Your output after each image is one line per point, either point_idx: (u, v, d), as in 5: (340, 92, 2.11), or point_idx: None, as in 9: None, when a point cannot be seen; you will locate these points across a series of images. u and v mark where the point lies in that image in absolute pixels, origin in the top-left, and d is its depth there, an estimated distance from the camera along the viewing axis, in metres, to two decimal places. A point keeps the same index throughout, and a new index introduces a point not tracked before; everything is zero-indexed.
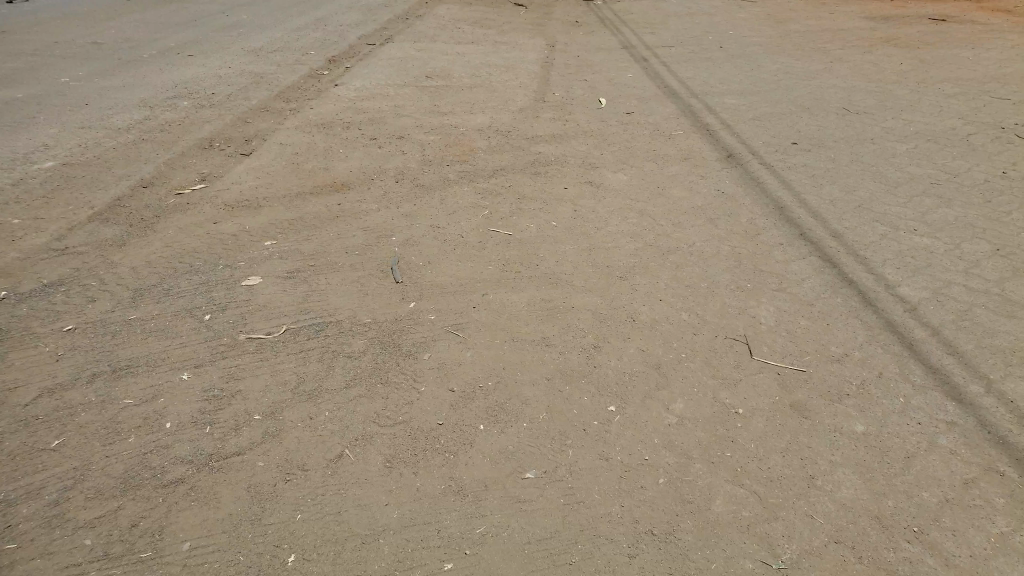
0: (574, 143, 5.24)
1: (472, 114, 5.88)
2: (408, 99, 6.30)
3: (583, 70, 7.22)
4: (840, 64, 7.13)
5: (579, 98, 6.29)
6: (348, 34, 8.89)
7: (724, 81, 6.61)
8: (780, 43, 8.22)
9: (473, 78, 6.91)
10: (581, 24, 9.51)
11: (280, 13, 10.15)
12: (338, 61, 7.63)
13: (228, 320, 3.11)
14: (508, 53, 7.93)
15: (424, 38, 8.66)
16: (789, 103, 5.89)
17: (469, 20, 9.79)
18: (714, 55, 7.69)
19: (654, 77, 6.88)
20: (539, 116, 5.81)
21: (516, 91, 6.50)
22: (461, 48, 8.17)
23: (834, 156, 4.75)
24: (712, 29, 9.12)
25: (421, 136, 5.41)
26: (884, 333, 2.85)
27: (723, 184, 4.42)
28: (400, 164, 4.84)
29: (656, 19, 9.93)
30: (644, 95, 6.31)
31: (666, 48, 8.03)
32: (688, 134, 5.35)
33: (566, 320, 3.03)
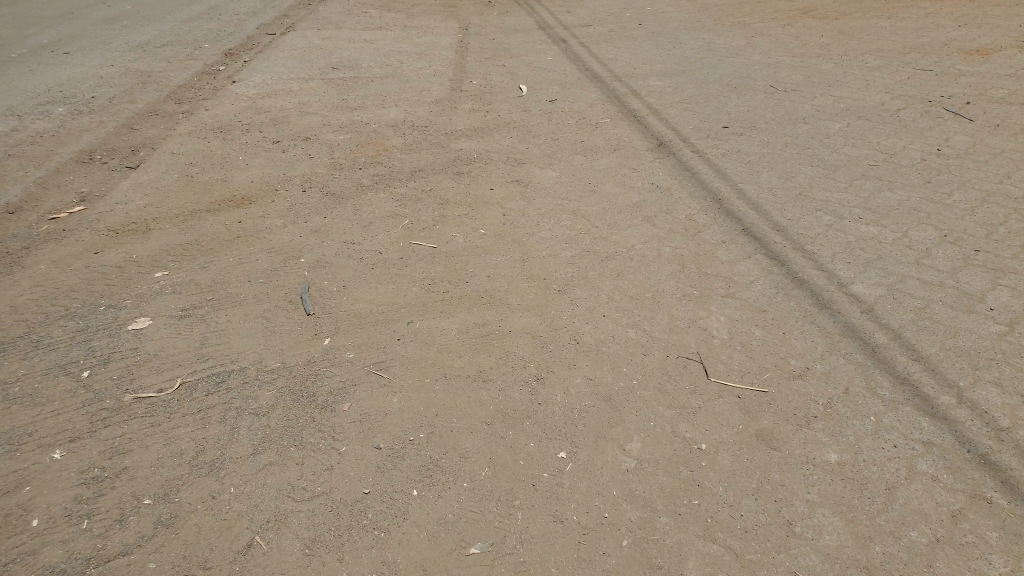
0: (496, 137, 4.91)
1: (384, 108, 5.46)
2: (313, 95, 5.82)
3: (499, 54, 6.87)
4: (761, 39, 7.03)
5: (498, 86, 5.94)
6: (245, 24, 8.26)
7: (647, 62, 6.38)
8: (700, 18, 8.04)
9: (384, 69, 6.45)
10: (494, 4, 9.12)
11: (169, 1, 9.38)
12: (236, 55, 7.04)
13: (112, 375, 2.66)
14: (420, 39, 7.50)
15: (329, 25, 8.13)
16: (715, 83, 5.72)
17: (377, 3, 9.26)
18: (634, 32, 7.43)
19: (575, 60, 6.58)
20: (457, 107, 5.45)
21: (431, 81, 6.10)
22: (369, 34, 7.69)
23: (767, 139, 4.60)
24: (629, 5, 8.88)
25: (330, 135, 4.96)
26: (845, 340, 2.65)
27: (656, 179, 4.19)
28: (308, 171, 4.39)
29: None
30: (566, 80, 6.01)
31: (584, 27, 7.74)
32: (615, 122, 5.09)
33: (504, 349, 2.70)
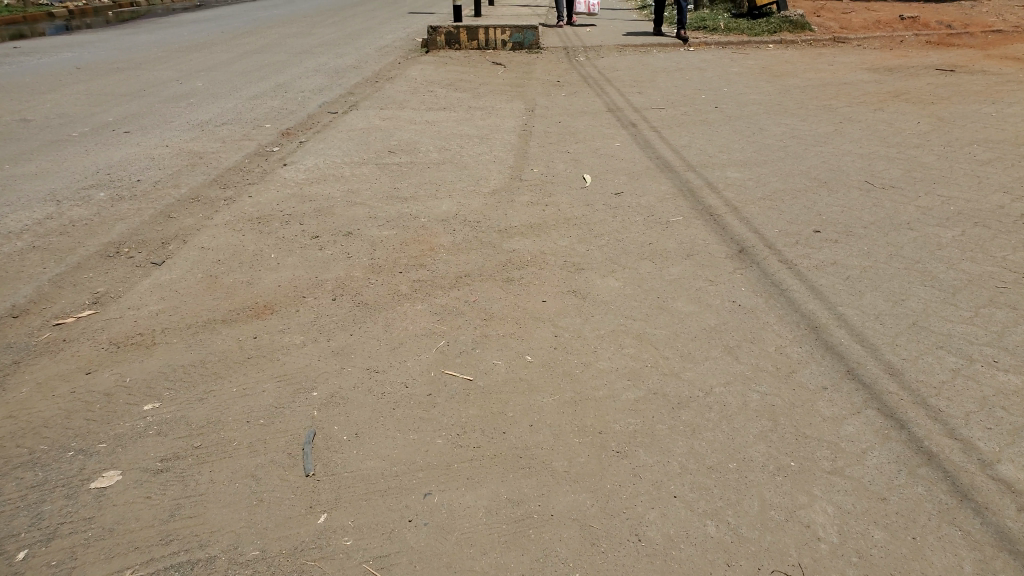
0: (553, 233, 4.39)
1: (436, 199, 5.02)
2: (365, 180, 5.44)
3: (565, 140, 6.46)
4: (851, 126, 6.55)
5: (563, 176, 5.49)
6: (308, 99, 8.07)
7: (729, 150, 5.90)
8: (781, 102, 7.54)
9: (443, 152, 6.14)
10: (562, 84, 8.81)
11: (236, 76, 9.32)
12: (293, 133, 6.79)
13: (53, 556, 2.09)
14: (484, 121, 7.18)
15: (392, 104, 7.89)
16: (803, 178, 5.15)
17: (443, 81, 9.06)
18: (710, 119, 6.97)
19: (646, 148, 6.12)
20: (514, 199, 5.00)
21: (492, 168, 5.71)
22: (432, 115, 7.40)
23: (869, 247, 3.99)
24: (704, 85, 8.44)
25: (375, 230, 4.49)
26: (1001, 560, 2.07)
27: (741, 298, 3.53)
28: (342, 274, 3.91)
29: (642, 75, 9.27)
30: (636, 170, 5.53)
31: (656, 113, 7.34)
32: (689, 223, 4.50)
33: (542, 546, 2.11)
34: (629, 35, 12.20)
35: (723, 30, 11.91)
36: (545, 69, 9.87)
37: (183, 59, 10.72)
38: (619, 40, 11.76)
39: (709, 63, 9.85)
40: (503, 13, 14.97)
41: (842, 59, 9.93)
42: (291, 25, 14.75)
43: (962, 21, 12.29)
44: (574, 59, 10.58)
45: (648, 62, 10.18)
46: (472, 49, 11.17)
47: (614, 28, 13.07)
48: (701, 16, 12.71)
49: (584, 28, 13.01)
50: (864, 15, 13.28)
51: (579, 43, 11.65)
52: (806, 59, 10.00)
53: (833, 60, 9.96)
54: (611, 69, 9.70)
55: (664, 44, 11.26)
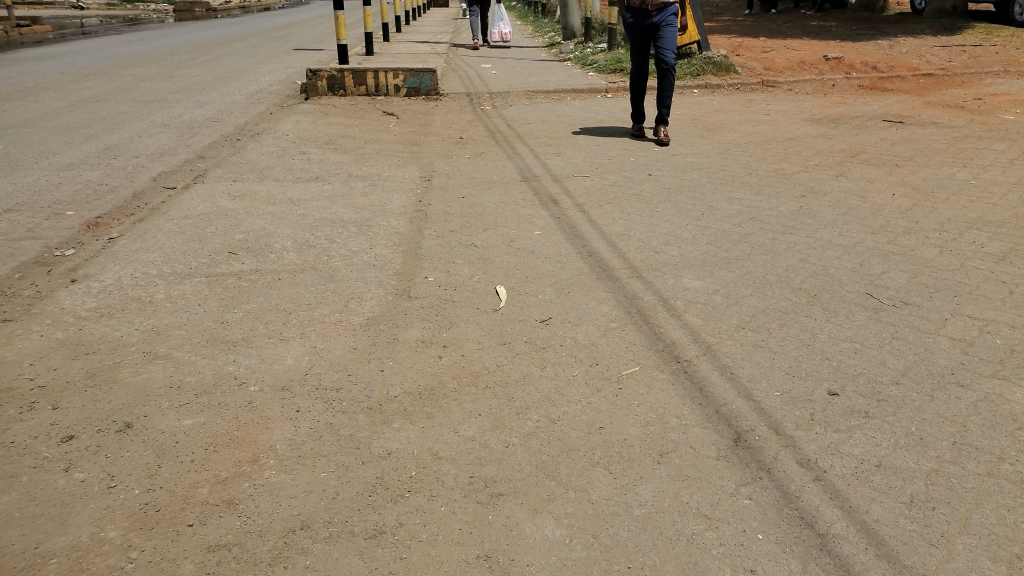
0: (449, 408, 2.90)
1: (284, 340, 3.47)
2: (179, 312, 3.75)
3: (470, 229, 5.04)
4: (815, 202, 5.43)
5: (466, 291, 4.04)
6: (140, 170, 6.32)
7: (678, 246, 4.65)
8: (724, 166, 6.38)
9: (304, 250, 4.59)
10: (465, 145, 7.41)
11: (53, 137, 7.42)
12: (103, 224, 5.04)
13: None
14: (366, 198, 5.66)
15: (250, 175, 6.26)
16: (785, 295, 3.91)
17: (320, 140, 7.48)
18: (645, 193, 5.71)
19: (575, 242, 4.75)
20: (400, 336, 3.51)
21: (369, 280, 4.18)
22: (298, 190, 5.81)
23: (916, 432, 2.70)
24: (633, 144, 7.28)
25: (175, 419, 2.87)
26: None
27: (762, 565, 2.13)
28: (82, 538, 2.28)
29: (558, 130, 7.98)
30: (563, 282, 4.14)
31: (578, 183, 6.02)
32: (648, 381, 3.10)
33: None
34: (538, 79, 10.97)
35: None
36: (445, 121, 8.51)
37: None
38: (529, 85, 10.50)
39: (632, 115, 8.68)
40: (399, 50, 13.49)
41: (778, 108, 8.97)
42: (149, 66, 12.75)
43: (884, 63, 11.66)
44: (478, 108, 9.22)
45: (563, 113, 8.94)
46: (360, 94, 9.66)
47: (521, 70, 11.83)
48: (617, 57, 11.62)
49: (488, 70, 11.73)
50: (786, 55, 12.58)
51: (483, 88, 10.33)
52: (739, 108, 9.01)
53: (766, 108, 9.00)
54: (523, 122, 8.37)
55: (579, 89, 10.09)
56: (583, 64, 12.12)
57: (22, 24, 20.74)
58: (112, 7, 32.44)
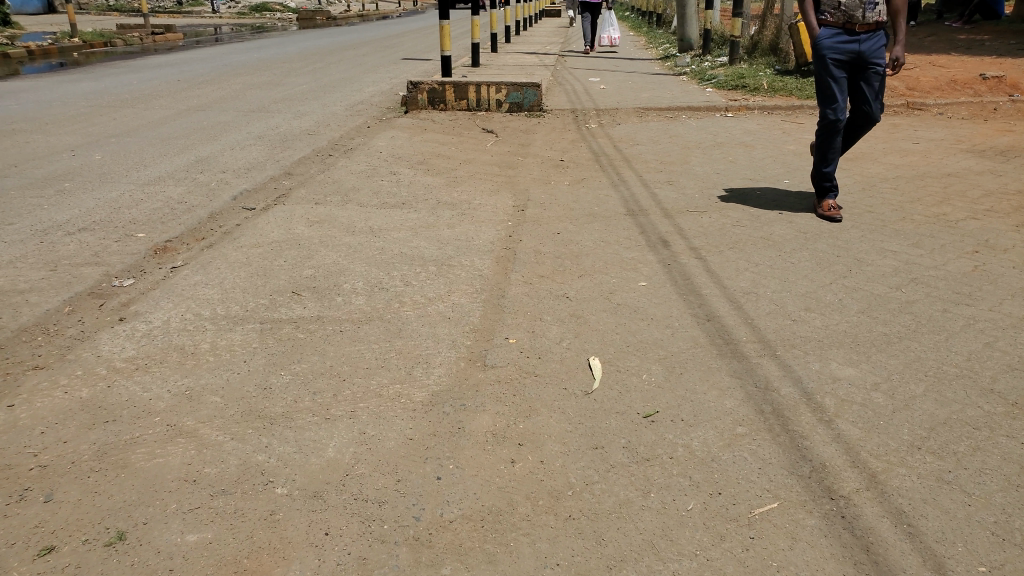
0: (519, 550, 2.19)
1: (330, 419, 2.85)
2: (220, 372, 3.18)
3: (565, 274, 4.30)
4: (996, 257, 4.36)
5: (555, 360, 3.28)
6: (223, 188, 5.96)
7: (824, 310, 3.75)
8: (872, 207, 5.38)
9: (375, 294, 3.98)
10: (567, 169, 6.71)
11: (148, 147, 7.22)
12: (170, 248, 4.67)
13: None
14: (456, 231, 5.04)
15: (335, 197, 5.79)
16: (976, 400, 2.93)
17: (412, 160, 6.97)
18: (776, 238, 4.81)
19: (691, 298, 3.93)
20: (467, 422, 2.81)
21: (439, 336, 3.50)
22: (381, 218, 5.26)
23: None
24: (758, 174, 6.51)
25: (179, 528, 2.26)
26: None
27: None
28: None
29: (672, 156, 7.16)
30: (677, 355, 3.32)
31: (696, 222, 5.19)
32: (791, 530, 2.29)
33: None
34: (652, 94, 10.15)
35: (768, 91, 9.83)
36: (548, 141, 7.86)
37: (101, 118, 8.65)
38: (640, 101, 9.69)
39: (757, 138, 7.85)
40: (506, 62, 12.95)
41: (928, 134, 7.77)
42: (258, 75, 12.69)
43: None
44: (585, 127, 8.51)
45: (677, 135, 8.11)
46: (460, 109, 9.15)
47: (633, 84, 11.02)
48: (739, 73, 10.62)
49: (598, 84, 11.00)
50: (934, 73, 11.20)
51: (591, 104, 9.63)
52: (881, 133, 7.95)
53: (913, 133, 7.89)
54: (631, 143, 7.68)
55: (696, 107, 9.21)
56: (701, 79, 11.16)
57: (153, 32, 21.49)
58: (241, 16, 33.60)
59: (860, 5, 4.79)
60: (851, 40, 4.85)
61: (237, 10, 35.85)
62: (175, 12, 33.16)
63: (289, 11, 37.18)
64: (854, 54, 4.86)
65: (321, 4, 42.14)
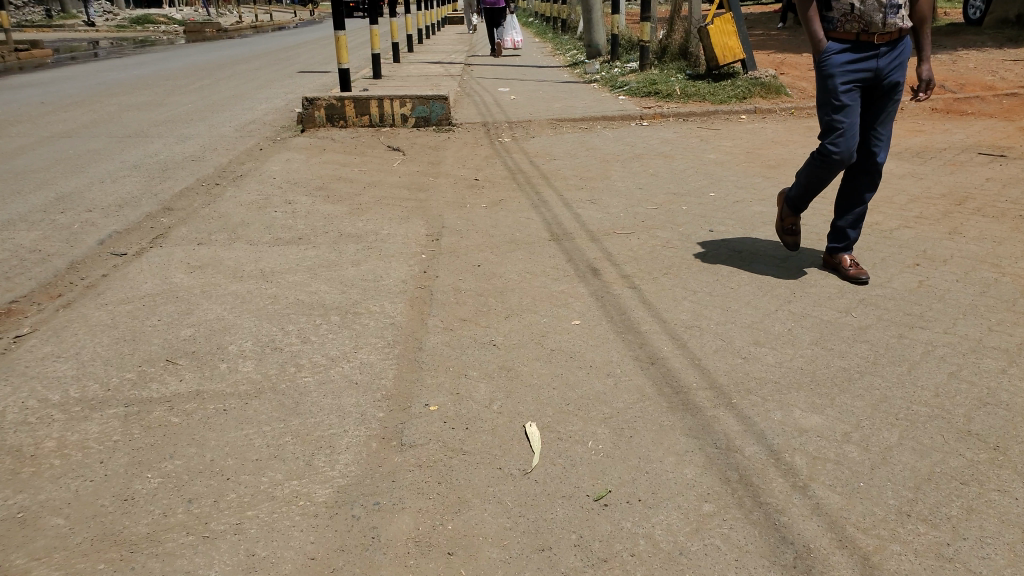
0: None
1: (209, 539, 2.29)
2: (62, 481, 2.58)
3: (488, 315, 3.85)
4: (938, 270, 4.14)
5: (484, 430, 2.80)
6: (88, 230, 5.21)
7: (773, 344, 3.42)
8: (802, 220, 5.15)
9: (268, 357, 3.41)
10: (482, 190, 6.26)
11: (2, 183, 6.35)
12: (19, 311, 3.96)
13: None
14: (361, 269, 4.50)
15: (222, 234, 5.15)
16: (955, 446, 2.61)
17: (312, 186, 6.37)
18: (708, 260, 4.51)
19: (629, 337, 3.54)
20: (381, 528, 2.30)
21: (343, 410, 2.97)
22: (274, 259, 4.66)
23: None
24: (680, 187, 6.21)
25: None
26: None
27: None
28: None
29: (590, 171, 6.82)
30: (622, 413, 2.89)
31: (624, 246, 4.83)
32: None
33: None
34: (565, 104, 9.83)
35: (681, 96, 9.68)
36: (458, 160, 7.42)
37: None
38: (554, 111, 9.35)
39: (676, 149, 7.61)
40: (410, 73, 12.41)
41: None
42: (138, 95, 11.71)
43: (952, 81, 10.37)
44: (498, 143, 8.12)
45: (594, 148, 7.81)
46: (363, 124, 8.61)
47: (545, 94, 10.69)
48: (651, 78, 10.41)
49: (509, 95, 10.60)
50: None
51: (500, 116, 9.21)
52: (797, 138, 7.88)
53: None
54: (548, 159, 7.41)
55: (611, 116, 8.94)
56: (613, 86, 10.91)
57: (21, 49, 19.78)
58: (123, 30, 31.64)
59: (881, 7, 3.65)
60: (867, 54, 3.72)
61: (119, 23, 33.79)
62: (48, 27, 30.96)
63: (176, 23, 35.33)
64: (872, 71, 3.74)
65: (211, 17, 40.30)
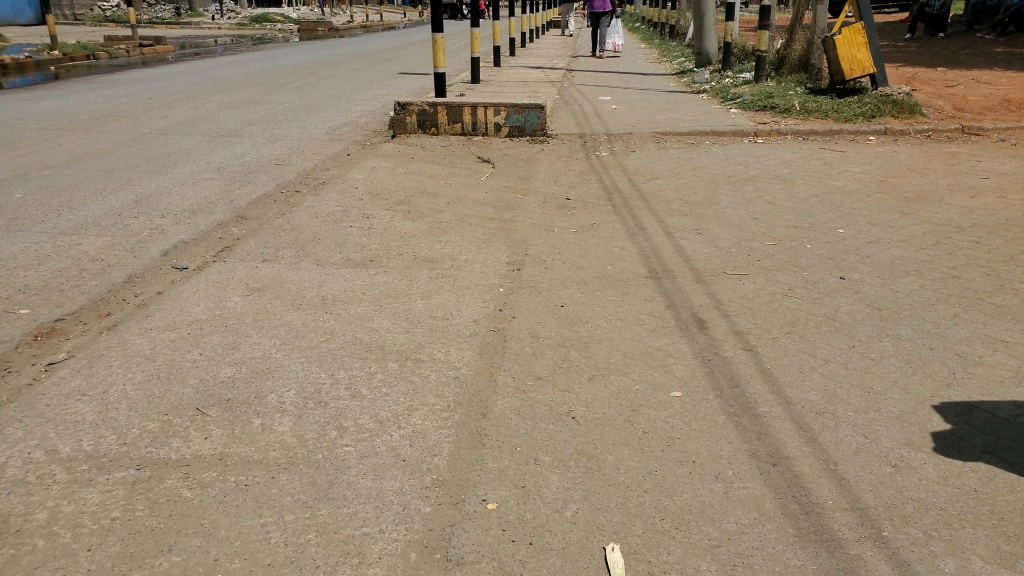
0: None
1: None
2: (39, 572, 2.12)
3: (568, 374, 3.23)
4: None
5: (552, 549, 2.21)
6: (155, 239, 4.92)
7: (934, 450, 2.67)
8: (956, 272, 4.31)
9: (308, 414, 2.93)
10: (574, 212, 5.74)
11: (85, 181, 6.21)
12: (60, 331, 3.63)
13: None
14: (433, 304, 3.97)
15: (290, 250, 4.76)
16: None
17: (393, 199, 5.95)
18: (843, 320, 3.74)
19: (744, 422, 2.86)
20: None
21: (383, 498, 2.43)
22: (337, 284, 4.21)
23: None
24: (803, 216, 5.52)
25: None
26: None
27: None
28: None
29: (698, 194, 6.18)
30: (732, 541, 2.25)
31: (737, 293, 4.13)
32: None
33: None
34: (671, 116, 9.12)
35: (801, 112, 8.82)
36: (555, 176, 6.89)
37: (46, 144, 7.67)
38: (658, 123, 8.69)
39: (796, 171, 6.85)
40: (509, 78, 11.95)
41: (996, 166, 6.80)
42: (239, 92, 11.72)
43: None
44: (594, 156, 7.62)
45: (700, 168, 7.10)
46: (455, 133, 8.38)
47: (649, 104, 9.99)
48: (767, 90, 9.63)
49: (611, 104, 9.96)
50: (983, 91, 10.15)
51: (602, 128, 8.62)
52: (931, 161, 7.12)
53: (977, 160, 7.08)
54: (648, 178, 6.77)
55: (721, 131, 8.25)
56: (723, 97, 10.11)
57: (143, 44, 20.49)
58: (242, 27, 32.75)
59: None
60: None
61: (237, 19, 34.97)
62: (174, 24, 32.40)
63: (290, 22, 36.31)
64: None
65: (325, 16, 41.35)
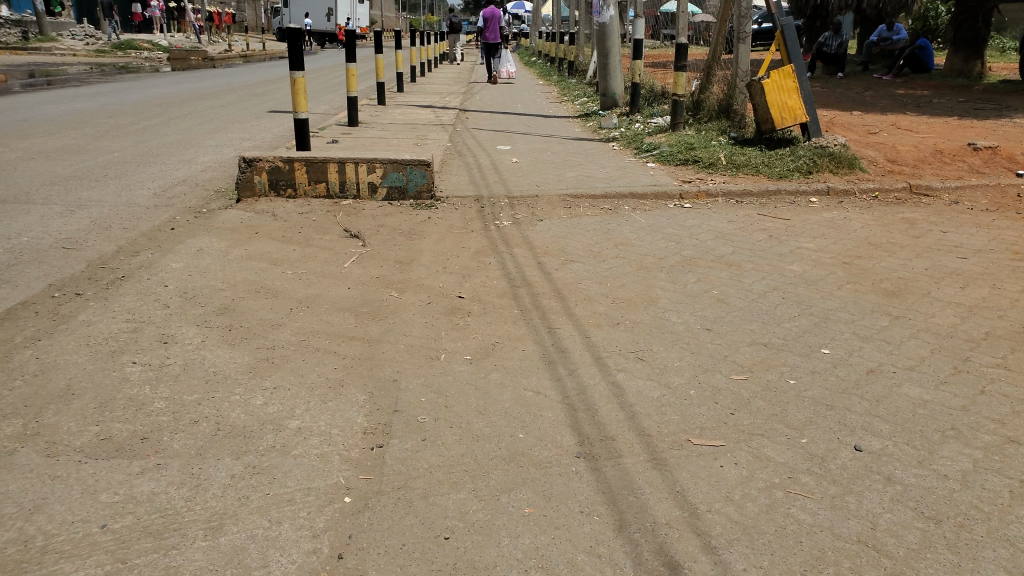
0: None
1: None
2: None
3: None
4: None
5: None
6: None
7: None
8: (1011, 439, 3.03)
9: None
10: (468, 325, 4.31)
11: None
12: None
13: None
14: (219, 554, 2.42)
15: (14, 426, 3.18)
16: None
17: (212, 306, 4.49)
18: (892, 564, 2.37)
19: None
20: None
21: None
22: (63, 507, 2.66)
23: None
24: (764, 327, 4.27)
25: None
26: None
27: None
28: None
29: (627, 289, 4.87)
30: None
31: (714, 494, 2.71)
32: None
33: None
34: (581, 172, 7.82)
35: (727, 166, 7.64)
36: (446, 263, 5.43)
37: None
38: (567, 183, 7.35)
39: (739, 249, 5.66)
40: (395, 120, 10.42)
41: (965, 239, 5.81)
42: (63, 136, 9.78)
43: None
44: (493, 229, 6.21)
45: (624, 245, 5.78)
46: (316, 195, 6.86)
47: (556, 156, 8.65)
48: (688, 141, 8.42)
49: (511, 156, 8.59)
50: (911, 140, 9.39)
51: (503, 188, 7.24)
52: (890, 227, 6.12)
53: (945, 229, 6.08)
54: (561, 263, 5.41)
55: (640, 193, 6.95)
56: (637, 148, 8.87)
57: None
58: (104, 55, 29.71)
59: None
60: None
61: (102, 48, 31.97)
62: (23, 50, 29.06)
63: (164, 50, 33.45)
64: None
65: (203, 45, 38.60)
